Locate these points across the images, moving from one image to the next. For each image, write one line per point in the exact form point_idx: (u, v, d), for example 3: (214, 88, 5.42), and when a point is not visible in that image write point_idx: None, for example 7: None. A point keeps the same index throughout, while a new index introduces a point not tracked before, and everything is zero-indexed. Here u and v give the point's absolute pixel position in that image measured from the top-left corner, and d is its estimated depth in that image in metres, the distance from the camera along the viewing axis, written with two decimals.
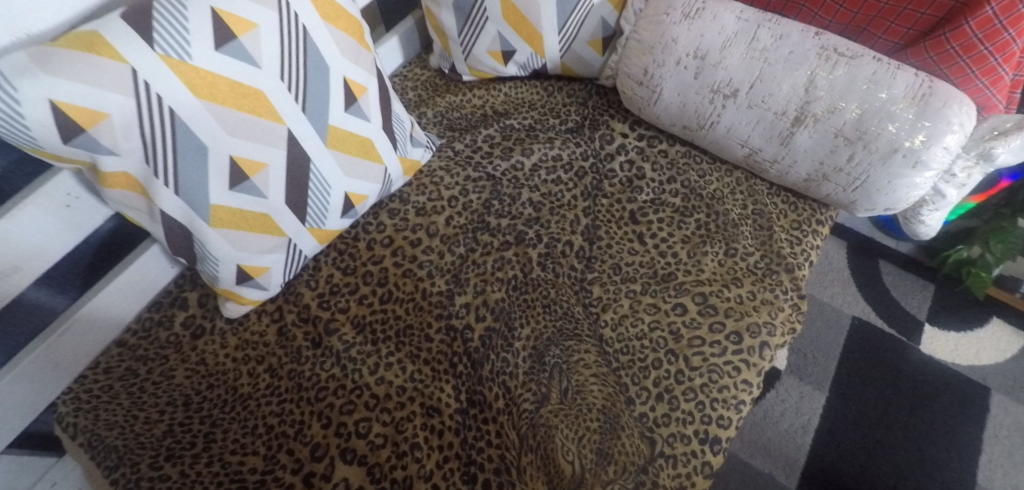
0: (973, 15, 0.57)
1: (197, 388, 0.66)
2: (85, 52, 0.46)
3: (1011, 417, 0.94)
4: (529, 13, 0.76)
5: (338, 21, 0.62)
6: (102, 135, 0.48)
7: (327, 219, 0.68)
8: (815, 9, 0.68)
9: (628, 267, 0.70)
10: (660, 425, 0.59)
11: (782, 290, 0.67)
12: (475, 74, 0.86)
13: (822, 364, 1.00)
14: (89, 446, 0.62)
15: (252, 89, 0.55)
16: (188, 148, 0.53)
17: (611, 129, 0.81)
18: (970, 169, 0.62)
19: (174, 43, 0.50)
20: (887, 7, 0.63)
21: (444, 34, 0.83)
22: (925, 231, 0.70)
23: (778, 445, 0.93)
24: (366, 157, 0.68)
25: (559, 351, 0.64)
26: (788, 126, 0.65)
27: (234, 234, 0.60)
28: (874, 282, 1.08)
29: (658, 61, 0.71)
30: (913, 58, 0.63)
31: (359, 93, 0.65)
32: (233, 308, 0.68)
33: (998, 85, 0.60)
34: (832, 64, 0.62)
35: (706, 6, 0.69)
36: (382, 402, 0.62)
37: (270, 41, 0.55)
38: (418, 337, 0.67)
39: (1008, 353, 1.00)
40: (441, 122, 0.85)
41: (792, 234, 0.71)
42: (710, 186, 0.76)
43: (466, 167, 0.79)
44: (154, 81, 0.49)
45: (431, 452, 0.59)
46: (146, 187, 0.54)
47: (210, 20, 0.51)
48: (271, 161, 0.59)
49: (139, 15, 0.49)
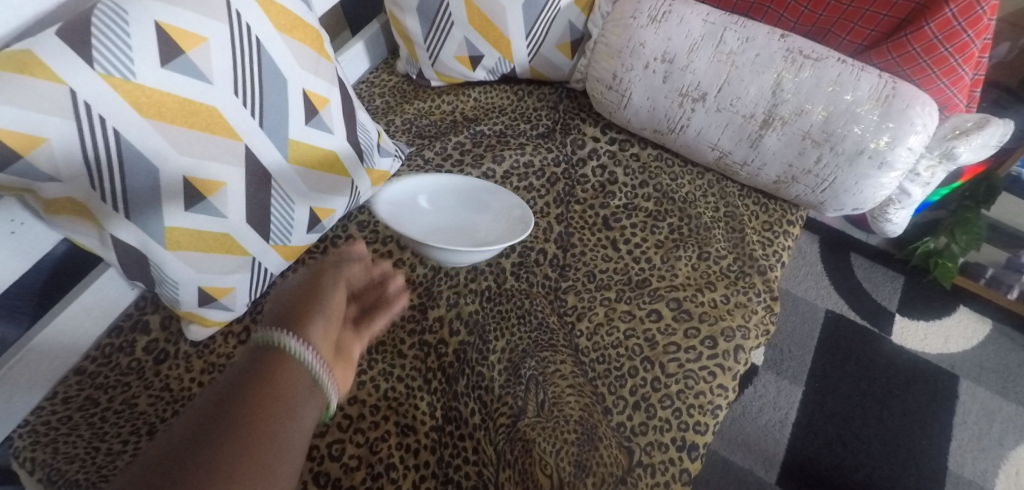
0: (933, 16, 0.58)
1: (161, 415, 0.63)
2: (17, 72, 0.43)
3: (978, 403, 0.96)
4: (496, 18, 0.74)
5: (295, 32, 0.60)
6: (40, 161, 0.45)
7: (292, 235, 0.66)
8: (780, 10, 0.68)
9: (602, 274, 0.70)
10: (637, 434, 0.59)
11: (755, 292, 0.67)
12: (443, 79, 0.85)
13: (798, 358, 1.02)
14: (48, 481, 0.58)
15: (205, 106, 0.53)
16: (138, 170, 0.51)
17: (582, 133, 0.80)
18: (933, 168, 0.63)
19: (117, 61, 0.47)
20: (850, 9, 0.63)
21: (409, 40, 0.81)
22: (893, 229, 0.71)
23: (757, 440, 0.94)
24: (330, 170, 0.66)
25: (534, 363, 0.63)
26: (757, 129, 0.65)
27: (193, 255, 0.58)
28: (846, 276, 1.10)
29: (627, 65, 0.70)
30: (876, 59, 0.63)
31: (321, 105, 0.63)
32: (197, 331, 0.66)
33: (958, 85, 0.61)
34: (798, 66, 0.62)
35: (672, 9, 0.68)
36: (356, 423, 0.60)
37: (221, 55, 0.53)
38: (392, 353, 0.66)
39: (974, 340, 1.03)
40: (409, 129, 0.83)
41: (764, 235, 0.72)
42: (682, 189, 0.75)
43: (436, 175, 0.76)
44: (96, 102, 0.47)
45: (406, 473, 0.58)
46: (94, 211, 0.51)
47: (155, 35, 0.49)
48: (229, 179, 0.57)
49: (76, 31, 0.46)
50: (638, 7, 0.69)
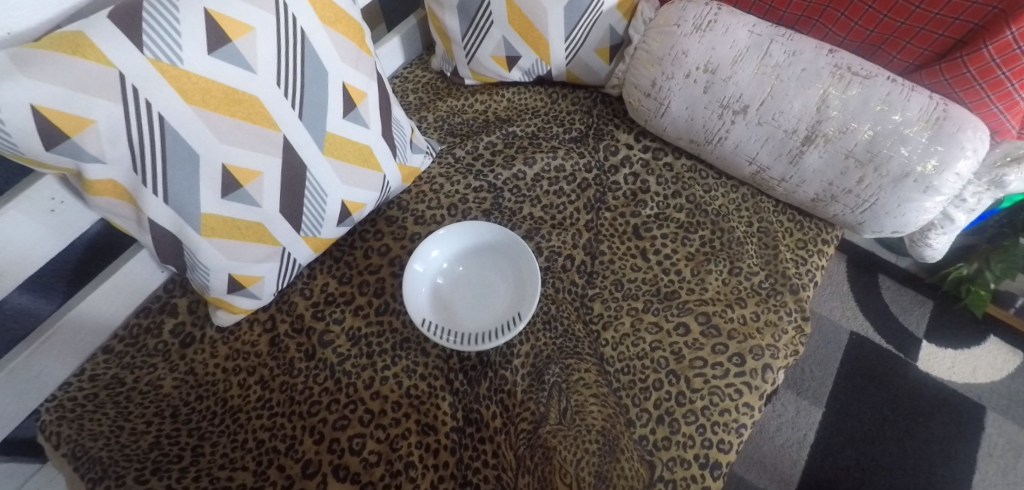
0: (992, 39, 0.55)
1: (185, 399, 0.64)
2: (71, 54, 0.44)
3: (1005, 437, 0.93)
4: (536, 20, 0.73)
5: (339, 24, 0.59)
6: (86, 143, 0.47)
7: (322, 227, 0.66)
8: (829, 24, 0.66)
9: (630, 284, 0.69)
10: (660, 448, 0.59)
11: (787, 311, 0.66)
12: (478, 78, 0.85)
13: (820, 379, 1.00)
14: (72, 457, 0.60)
15: (246, 95, 0.53)
16: (179, 156, 0.51)
17: (615, 139, 0.79)
18: (980, 195, 0.61)
19: (165, 46, 0.47)
20: (904, 27, 0.61)
21: (447, 37, 0.80)
22: (932, 254, 0.69)
23: (773, 459, 0.93)
24: (364, 165, 0.66)
25: (558, 370, 0.63)
26: (798, 145, 0.64)
27: (226, 243, 0.58)
28: (873, 298, 1.07)
29: (667, 73, 0.69)
30: (927, 79, 0.61)
31: (358, 99, 0.62)
32: (225, 317, 0.66)
33: (1013, 110, 0.58)
34: (846, 83, 0.61)
35: (718, 18, 0.67)
36: (377, 418, 0.61)
37: (266, 44, 0.53)
38: (415, 350, 0.66)
39: (1004, 371, 0.99)
40: (441, 127, 0.83)
41: (797, 253, 0.70)
42: (715, 202, 0.74)
43: (467, 175, 0.77)
44: (142, 86, 0.47)
45: (425, 472, 0.58)
46: (133, 195, 0.52)
47: (203, 22, 0.49)
48: (265, 169, 0.57)
49: (127, 15, 0.46)
50: (683, 15, 0.68)
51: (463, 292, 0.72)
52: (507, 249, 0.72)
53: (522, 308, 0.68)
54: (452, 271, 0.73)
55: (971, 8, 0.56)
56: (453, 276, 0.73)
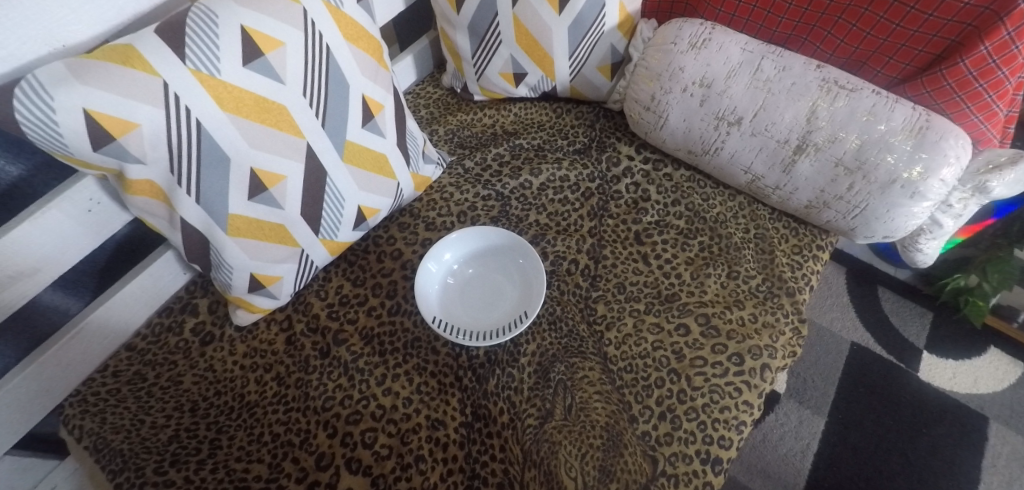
0: (968, 53, 0.59)
1: (204, 394, 0.67)
2: (121, 65, 0.49)
3: (1010, 447, 0.94)
4: (541, 38, 0.78)
5: (360, 41, 0.64)
6: (130, 145, 0.51)
7: (339, 231, 0.70)
8: (817, 42, 0.71)
9: (631, 287, 0.72)
10: (662, 444, 0.60)
11: (783, 313, 0.68)
12: (486, 94, 0.89)
13: (822, 389, 1.01)
14: (94, 449, 0.62)
15: (275, 104, 0.57)
16: (212, 159, 0.55)
17: (617, 151, 0.83)
18: (966, 201, 0.64)
19: (205, 58, 0.52)
20: (886, 43, 0.65)
21: (458, 55, 0.86)
22: (924, 259, 0.72)
23: (776, 468, 0.94)
24: (379, 172, 0.70)
25: (563, 368, 0.66)
26: (789, 154, 0.67)
27: (249, 242, 0.62)
28: (873, 309, 1.09)
29: (665, 88, 0.73)
30: (911, 92, 0.65)
31: (376, 110, 0.67)
32: (243, 316, 0.70)
33: (992, 120, 0.63)
34: (833, 96, 0.65)
35: (712, 37, 0.71)
36: (388, 414, 0.63)
37: (295, 58, 0.57)
38: (425, 349, 0.68)
39: (1006, 382, 1.00)
40: (452, 139, 0.88)
41: (792, 259, 0.73)
42: (713, 210, 0.77)
43: (476, 185, 0.81)
44: (183, 94, 0.52)
45: (435, 465, 0.60)
46: (168, 195, 0.56)
47: (240, 38, 0.54)
48: (289, 173, 0.61)
49: (173, 30, 0.51)
50: (679, 34, 0.73)
51: (474, 293, 0.75)
52: (515, 253, 0.76)
53: (527, 307, 0.71)
54: (464, 274, 0.76)
55: (947, 25, 0.61)
56: (467, 280, 0.76)
